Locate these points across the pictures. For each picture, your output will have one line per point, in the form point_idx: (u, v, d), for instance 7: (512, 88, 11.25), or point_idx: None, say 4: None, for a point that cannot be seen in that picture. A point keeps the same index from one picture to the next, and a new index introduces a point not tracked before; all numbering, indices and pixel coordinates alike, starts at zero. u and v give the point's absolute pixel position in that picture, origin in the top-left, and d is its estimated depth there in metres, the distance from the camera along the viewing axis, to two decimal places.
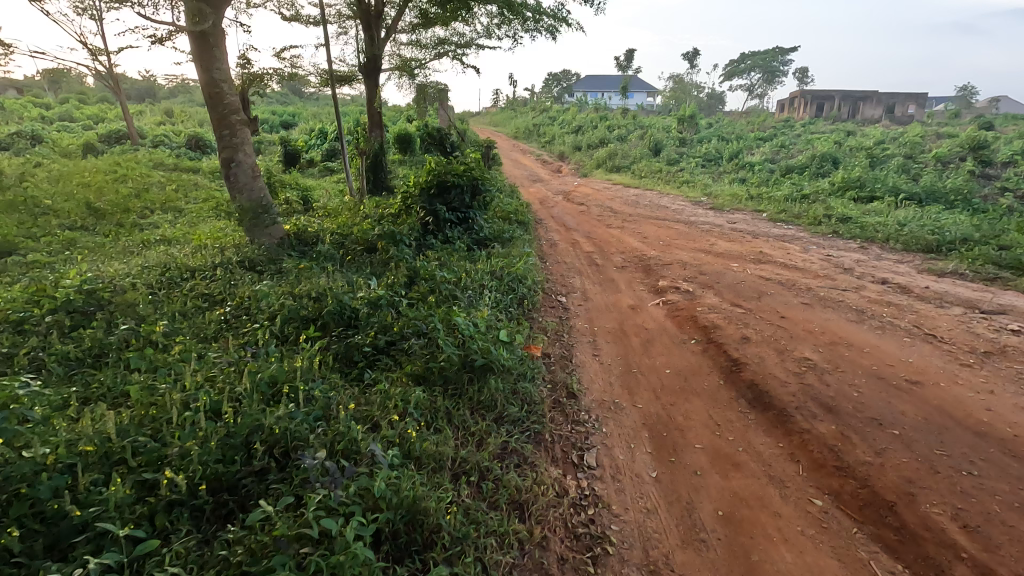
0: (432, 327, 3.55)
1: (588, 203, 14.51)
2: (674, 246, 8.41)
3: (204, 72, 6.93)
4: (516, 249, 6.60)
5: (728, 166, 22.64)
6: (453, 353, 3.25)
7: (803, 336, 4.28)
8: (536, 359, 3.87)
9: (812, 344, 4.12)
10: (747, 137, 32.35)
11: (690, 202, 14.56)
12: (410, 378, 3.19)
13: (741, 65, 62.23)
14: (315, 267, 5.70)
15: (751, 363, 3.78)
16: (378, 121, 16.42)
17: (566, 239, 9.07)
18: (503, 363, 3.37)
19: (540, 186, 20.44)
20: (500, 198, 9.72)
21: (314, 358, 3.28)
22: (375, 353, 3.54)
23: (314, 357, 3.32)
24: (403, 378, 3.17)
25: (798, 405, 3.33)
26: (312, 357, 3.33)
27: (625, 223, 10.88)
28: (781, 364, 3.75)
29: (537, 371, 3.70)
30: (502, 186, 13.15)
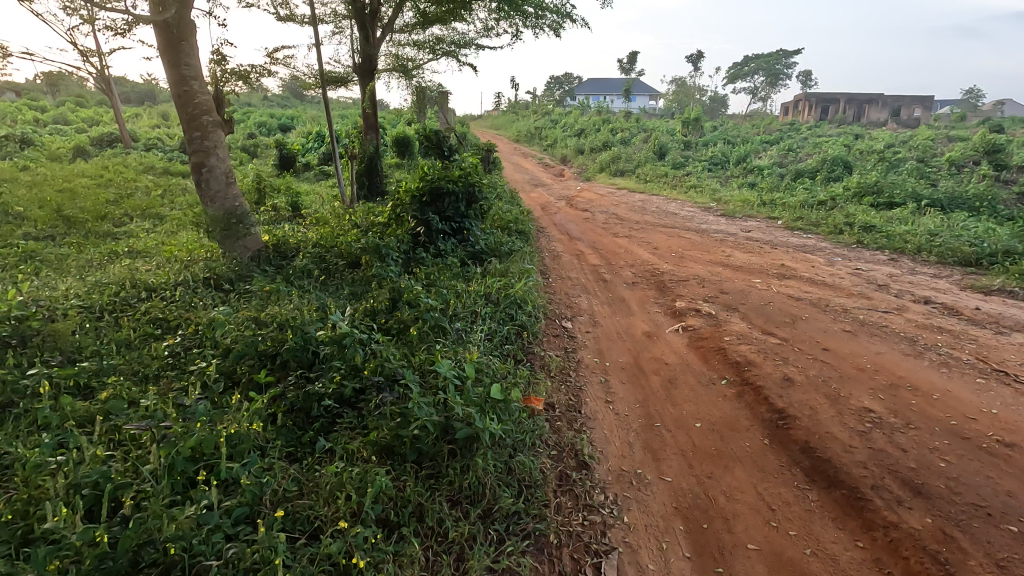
0: (408, 378, 2.88)
1: (593, 209, 13.84)
2: (687, 259, 7.73)
3: (170, 68, 6.29)
4: (515, 265, 5.92)
5: (735, 170, 21.94)
6: (432, 417, 2.57)
7: (858, 376, 3.61)
8: (537, 417, 3.17)
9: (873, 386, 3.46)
10: (753, 140, 31.69)
11: (699, 208, 13.88)
12: (371, 457, 2.54)
13: (744, 67, 61.62)
14: (287, 288, 5.03)
15: (802, 419, 3.10)
16: (374, 124, 15.83)
17: (570, 250, 8.39)
18: (497, 431, 2.69)
19: (542, 191, 19.77)
20: (499, 206, 9.07)
21: (257, 418, 2.65)
22: (339, 408, 2.93)
23: (257, 415, 2.69)
24: (365, 454, 2.53)
25: (875, 488, 2.65)
26: (256, 414, 2.70)
27: (632, 231, 10.21)
28: (839, 421, 3.07)
29: (538, 434, 3.02)
30: (502, 192, 12.50)
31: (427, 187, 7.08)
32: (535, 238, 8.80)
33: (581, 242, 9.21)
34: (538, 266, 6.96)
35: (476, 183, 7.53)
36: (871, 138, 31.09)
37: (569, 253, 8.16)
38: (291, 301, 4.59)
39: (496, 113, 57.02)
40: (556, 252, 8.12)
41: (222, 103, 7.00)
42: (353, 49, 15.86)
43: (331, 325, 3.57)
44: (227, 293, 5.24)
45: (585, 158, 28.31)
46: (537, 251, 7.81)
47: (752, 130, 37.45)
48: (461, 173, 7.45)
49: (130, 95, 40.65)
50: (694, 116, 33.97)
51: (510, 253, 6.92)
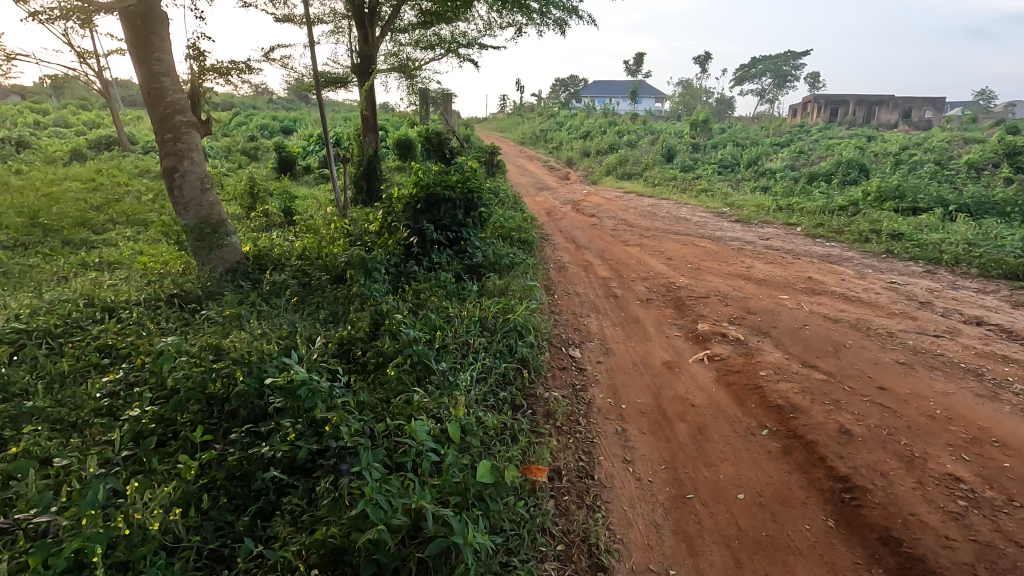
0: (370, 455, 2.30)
1: (600, 214, 13.24)
2: (705, 271, 7.12)
3: (140, 64, 5.76)
4: (517, 280, 5.33)
5: (746, 173, 21.25)
6: (400, 519, 1.99)
7: (926, 427, 3.02)
8: (536, 497, 2.58)
9: (946, 446, 2.86)
10: (763, 143, 30.99)
11: (712, 213, 13.24)
12: (314, 570, 1.97)
13: (751, 69, 60.91)
14: (254, 312, 4.45)
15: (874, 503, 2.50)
16: (373, 126, 15.28)
17: (578, 260, 7.79)
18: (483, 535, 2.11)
19: (547, 195, 19.20)
20: (501, 212, 8.49)
21: (166, 513, 2.05)
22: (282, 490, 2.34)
23: (168, 508, 2.09)
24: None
25: None
26: (167, 505, 2.11)
27: (644, 239, 9.59)
28: (925, 509, 2.46)
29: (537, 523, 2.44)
30: (505, 198, 11.91)
31: (422, 193, 6.50)
32: (539, 247, 8.20)
33: (588, 251, 8.61)
34: (543, 280, 6.38)
35: (475, 187, 6.95)
36: (883, 141, 30.36)
37: (576, 264, 7.56)
38: (259, 326, 4.01)
39: (501, 116, 56.59)
40: (562, 263, 7.53)
41: (201, 103, 6.42)
42: (351, 48, 15.35)
43: (293, 363, 2.98)
44: (191, 313, 4.65)
45: (591, 161, 27.69)
46: (542, 263, 7.23)
47: (762, 133, 36.72)
48: (460, 176, 6.87)
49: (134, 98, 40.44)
50: (703, 118, 33.31)
51: (511, 264, 6.32)
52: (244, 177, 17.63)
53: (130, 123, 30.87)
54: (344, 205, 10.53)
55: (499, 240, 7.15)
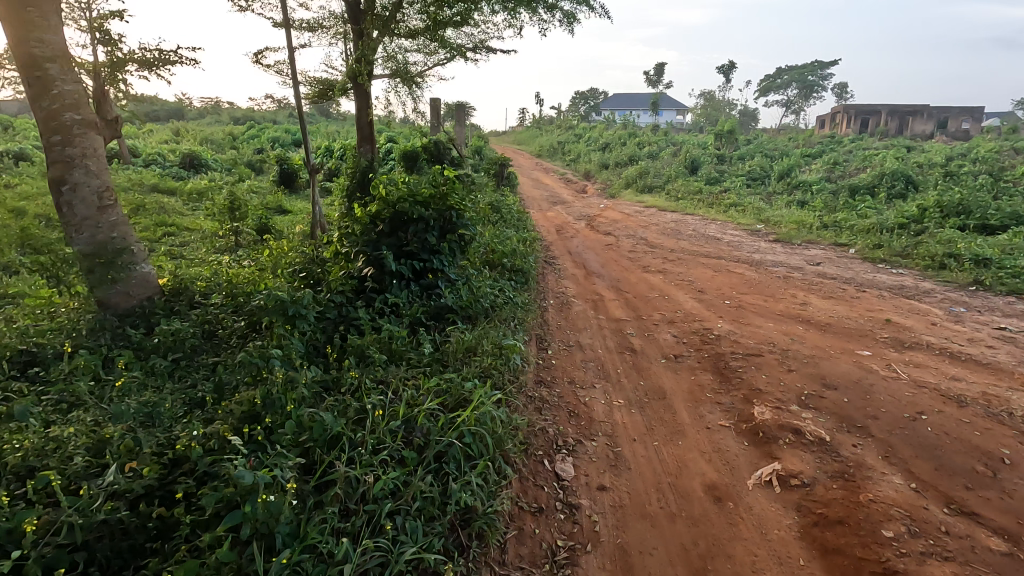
0: None
1: (616, 232, 11.73)
2: (749, 310, 5.55)
3: (15, 46, 4.42)
4: (493, 330, 3.89)
5: (777, 186, 19.51)
6: None
7: None
8: None
9: None
10: (793, 154, 29.16)
11: (745, 232, 11.61)
12: None
13: (776, 80, 59.02)
14: (95, 395, 3.06)
15: None
16: (369, 136, 14.21)
17: (586, 293, 6.31)
18: None
19: (560, 210, 17.74)
20: (495, 236, 7.09)
21: None
22: None
23: None
24: None
25: None
26: None
27: (668, 264, 8.04)
28: None
29: None
30: (510, 218, 10.52)
31: (387, 209, 5.08)
32: (539, 277, 6.72)
33: (600, 279, 7.10)
34: (538, 322, 4.90)
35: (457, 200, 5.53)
36: (925, 151, 28.28)
37: (583, 298, 6.08)
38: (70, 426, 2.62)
39: (518, 129, 55.69)
40: (566, 297, 6.04)
41: (106, 102, 5.23)
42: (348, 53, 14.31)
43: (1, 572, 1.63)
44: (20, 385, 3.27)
45: (608, 174, 26.20)
46: (540, 299, 5.76)
47: (790, 144, 34.84)
48: (438, 185, 5.46)
49: (154, 113, 40.62)
50: (729, 128, 31.71)
51: (495, 297, 4.86)
52: (237, 192, 16.62)
53: (139, 137, 30.50)
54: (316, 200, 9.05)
55: (484, 270, 5.72)
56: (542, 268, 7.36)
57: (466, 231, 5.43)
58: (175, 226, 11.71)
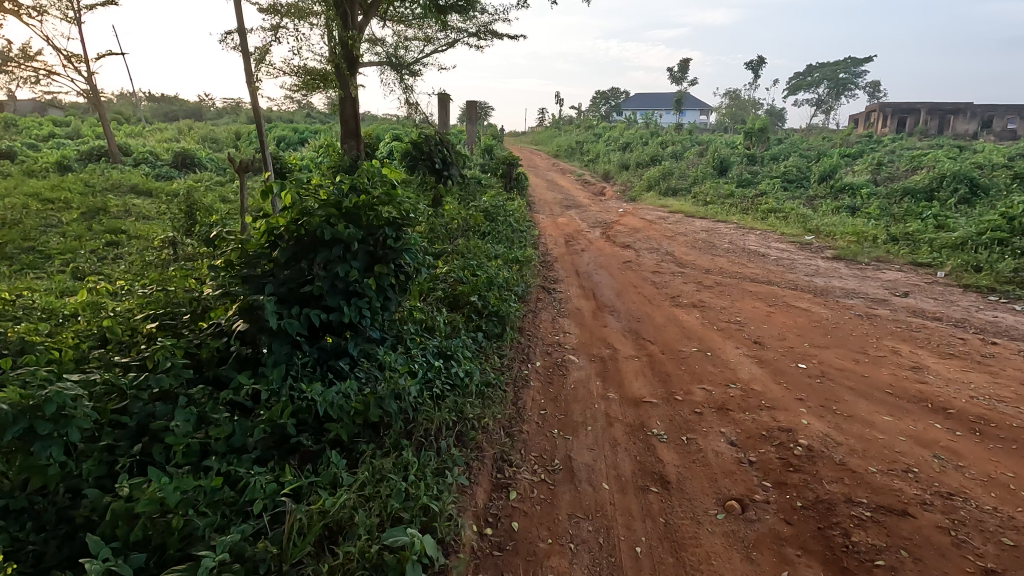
0: None
1: (636, 245, 9.82)
2: (839, 383, 3.62)
3: None
4: (392, 488, 2.11)
5: (819, 190, 17.34)
6: None
7: None
8: None
9: None
10: (832, 153, 26.75)
11: (794, 246, 9.58)
12: None
13: (807, 77, 56.20)
14: None
15: None
16: (354, 130, 12.64)
17: (590, 343, 4.43)
18: None
19: (573, 215, 15.88)
20: (470, 261, 5.29)
21: None
22: None
23: None
24: None
25: None
26: None
27: (703, 293, 6.13)
28: None
29: None
30: (506, 228, 8.71)
31: (287, 225, 3.36)
32: (525, 317, 4.86)
33: (612, 318, 5.23)
34: (508, 412, 3.08)
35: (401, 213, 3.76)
36: (978, 151, 25.67)
37: (585, 352, 4.22)
38: None
39: (536, 129, 53.98)
40: (562, 351, 4.20)
41: None
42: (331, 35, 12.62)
43: None
44: None
45: (628, 175, 24.20)
46: (518, 361, 3.90)
47: (826, 144, 32.44)
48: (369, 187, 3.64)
49: (168, 112, 39.92)
50: (760, 126, 29.38)
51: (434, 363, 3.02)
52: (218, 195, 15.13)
53: (140, 136, 29.55)
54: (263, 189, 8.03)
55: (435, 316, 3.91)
56: (535, 302, 5.51)
57: (407, 255, 3.58)
58: (125, 232, 10.18)
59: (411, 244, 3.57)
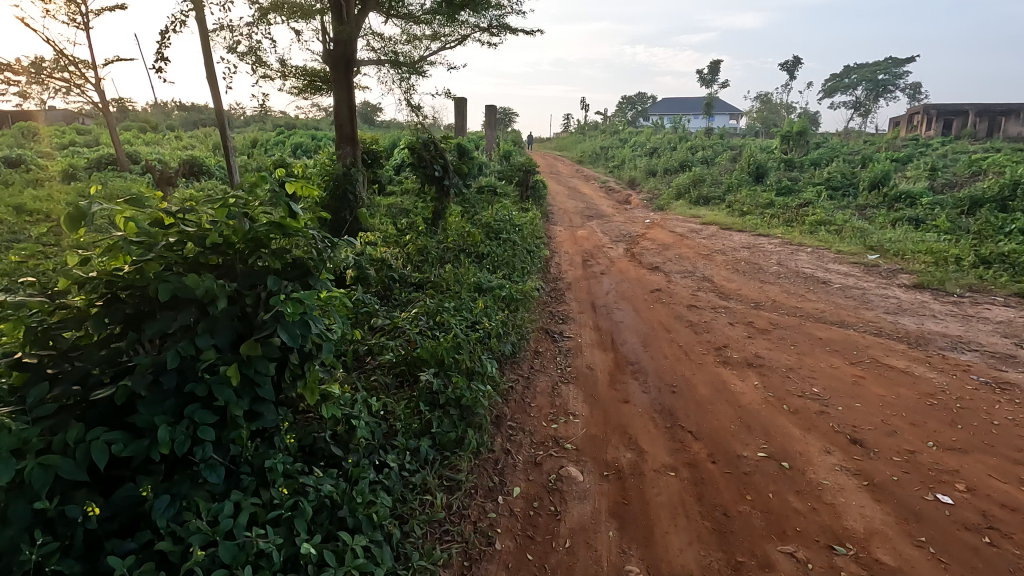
0: None
1: (665, 266, 8.36)
2: (1023, 546, 2.18)
3: None
4: None
5: (870, 198, 15.54)
6: None
7: None
8: None
9: None
10: (879, 158, 24.68)
11: (858, 269, 7.99)
12: None
13: (845, 79, 53.48)
14: None
15: None
16: (350, 134, 11.40)
17: (600, 437, 3.03)
18: None
19: (594, 227, 14.46)
20: (443, 308, 3.96)
21: None
22: None
23: None
24: None
25: None
26: None
27: (758, 343, 4.67)
28: None
29: None
30: (510, 248, 7.37)
31: (114, 277, 2.10)
32: (508, 393, 3.46)
33: (635, 385, 3.78)
34: None
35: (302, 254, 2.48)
36: None
37: (592, 457, 2.82)
38: None
39: (560, 134, 52.71)
40: (558, 459, 2.82)
41: None
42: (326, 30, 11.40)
43: None
44: None
45: (655, 182, 22.61)
46: (480, 494, 2.56)
47: (868, 148, 30.25)
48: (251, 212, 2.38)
49: (193, 119, 39.76)
50: (798, 129, 27.36)
51: (297, 556, 1.88)
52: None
53: (157, 144, 29.20)
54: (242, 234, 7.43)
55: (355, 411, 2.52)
56: (531, 360, 4.10)
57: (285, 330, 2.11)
58: None
59: (286, 313, 2.08)
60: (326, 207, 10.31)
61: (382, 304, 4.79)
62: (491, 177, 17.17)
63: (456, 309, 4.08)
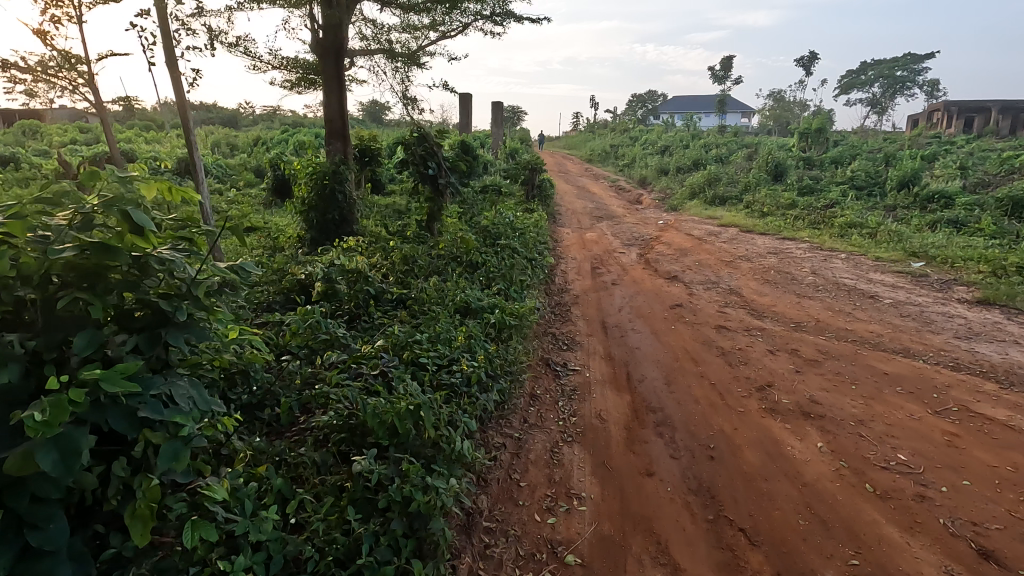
0: None
1: (684, 275, 7.45)
2: None
3: None
4: None
5: (899, 198, 14.50)
6: None
7: None
8: None
9: None
10: (903, 156, 23.54)
11: (905, 280, 7.04)
12: None
13: (861, 76, 52.10)
14: None
15: None
16: (340, 129, 10.50)
17: (615, 541, 2.24)
18: None
19: (604, 228, 13.55)
20: (410, 346, 3.12)
21: None
22: None
23: None
24: None
25: None
26: None
27: (811, 381, 3.76)
28: None
29: None
30: (510, 255, 6.47)
31: None
32: (489, 467, 2.62)
33: (659, 445, 2.92)
34: None
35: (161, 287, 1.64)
36: None
37: None
38: None
39: (569, 133, 51.84)
40: None
41: None
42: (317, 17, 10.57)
43: None
44: None
45: (668, 181, 21.63)
46: None
47: (890, 145, 29.00)
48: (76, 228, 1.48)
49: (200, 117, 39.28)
50: (817, 125, 26.23)
51: None
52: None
53: (158, 142, 28.67)
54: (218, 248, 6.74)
55: (239, 540, 1.72)
56: (526, 407, 3.25)
57: (48, 450, 1.23)
58: None
59: (28, 428, 1.18)
60: (314, 208, 9.51)
61: (350, 331, 3.97)
62: (495, 177, 16.31)
63: (433, 344, 3.25)
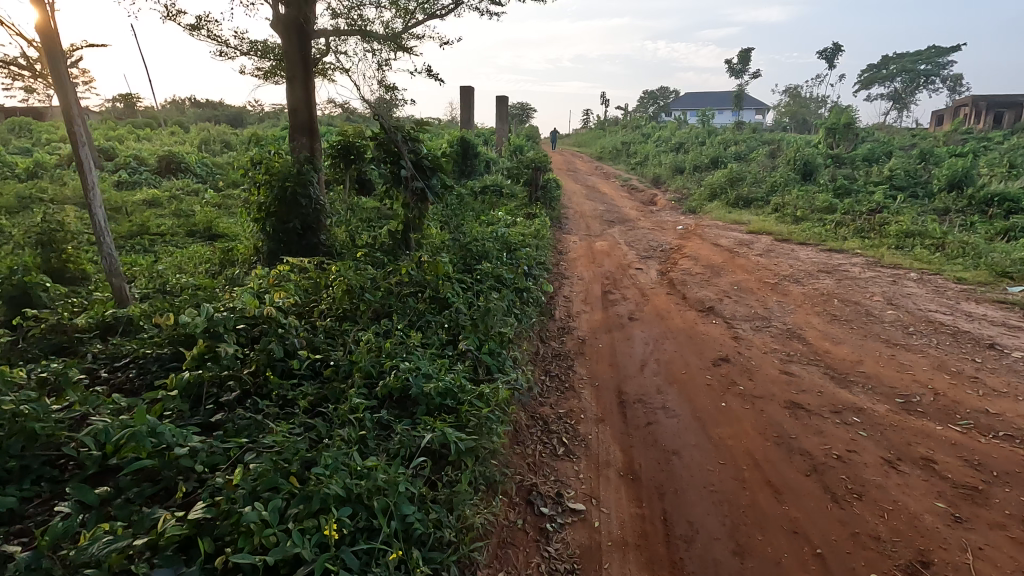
0: None
1: (722, 305, 5.81)
2: None
3: None
4: None
5: (954, 201, 12.71)
6: None
7: None
8: None
9: None
10: (940, 153, 21.62)
11: (1013, 315, 5.38)
12: None
13: (883, 70, 49.85)
14: None
15: None
16: (307, 124, 8.80)
17: None
18: None
19: (616, 235, 11.93)
20: (247, 548, 1.58)
21: None
22: None
23: None
24: None
25: None
26: None
27: (992, 549, 2.17)
28: None
29: None
30: (496, 283, 4.86)
31: None
32: None
33: None
34: None
35: None
36: None
37: None
38: None
39: (579, 130, 50.14)
40: None
41: None
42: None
43: None
44: None
45: (683, 180, 19.87)
46: None
47: (923, 141, 26.92)
48: None
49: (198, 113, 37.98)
50: (846, 120, 24.32)
51: None
52: (166, 222, 12.08)
53: (147, 139, 27.35)
54: (120, 274, 5.24)
55: None
56: None
57: None
58: None
59: None
60: (272, 215, 7.92)
61: (207, 442, 2.45)
62: (495, 177, 14.71)
63: (287, 529, 1.70)
